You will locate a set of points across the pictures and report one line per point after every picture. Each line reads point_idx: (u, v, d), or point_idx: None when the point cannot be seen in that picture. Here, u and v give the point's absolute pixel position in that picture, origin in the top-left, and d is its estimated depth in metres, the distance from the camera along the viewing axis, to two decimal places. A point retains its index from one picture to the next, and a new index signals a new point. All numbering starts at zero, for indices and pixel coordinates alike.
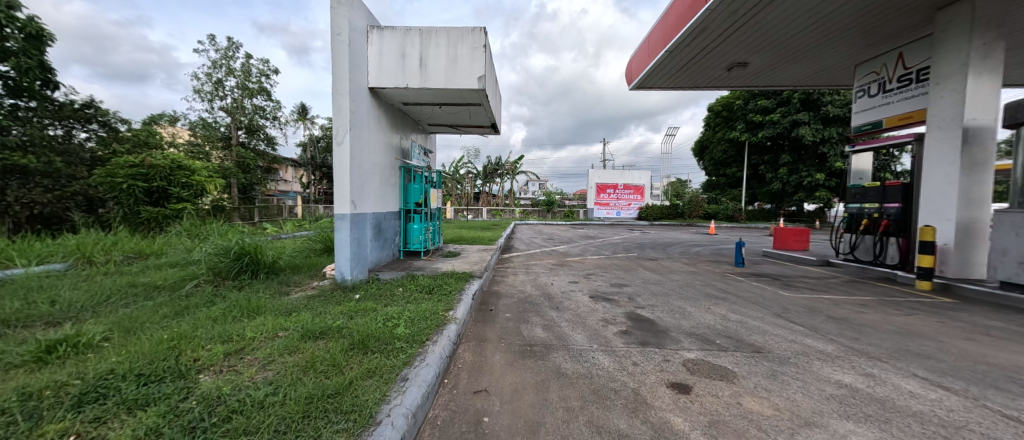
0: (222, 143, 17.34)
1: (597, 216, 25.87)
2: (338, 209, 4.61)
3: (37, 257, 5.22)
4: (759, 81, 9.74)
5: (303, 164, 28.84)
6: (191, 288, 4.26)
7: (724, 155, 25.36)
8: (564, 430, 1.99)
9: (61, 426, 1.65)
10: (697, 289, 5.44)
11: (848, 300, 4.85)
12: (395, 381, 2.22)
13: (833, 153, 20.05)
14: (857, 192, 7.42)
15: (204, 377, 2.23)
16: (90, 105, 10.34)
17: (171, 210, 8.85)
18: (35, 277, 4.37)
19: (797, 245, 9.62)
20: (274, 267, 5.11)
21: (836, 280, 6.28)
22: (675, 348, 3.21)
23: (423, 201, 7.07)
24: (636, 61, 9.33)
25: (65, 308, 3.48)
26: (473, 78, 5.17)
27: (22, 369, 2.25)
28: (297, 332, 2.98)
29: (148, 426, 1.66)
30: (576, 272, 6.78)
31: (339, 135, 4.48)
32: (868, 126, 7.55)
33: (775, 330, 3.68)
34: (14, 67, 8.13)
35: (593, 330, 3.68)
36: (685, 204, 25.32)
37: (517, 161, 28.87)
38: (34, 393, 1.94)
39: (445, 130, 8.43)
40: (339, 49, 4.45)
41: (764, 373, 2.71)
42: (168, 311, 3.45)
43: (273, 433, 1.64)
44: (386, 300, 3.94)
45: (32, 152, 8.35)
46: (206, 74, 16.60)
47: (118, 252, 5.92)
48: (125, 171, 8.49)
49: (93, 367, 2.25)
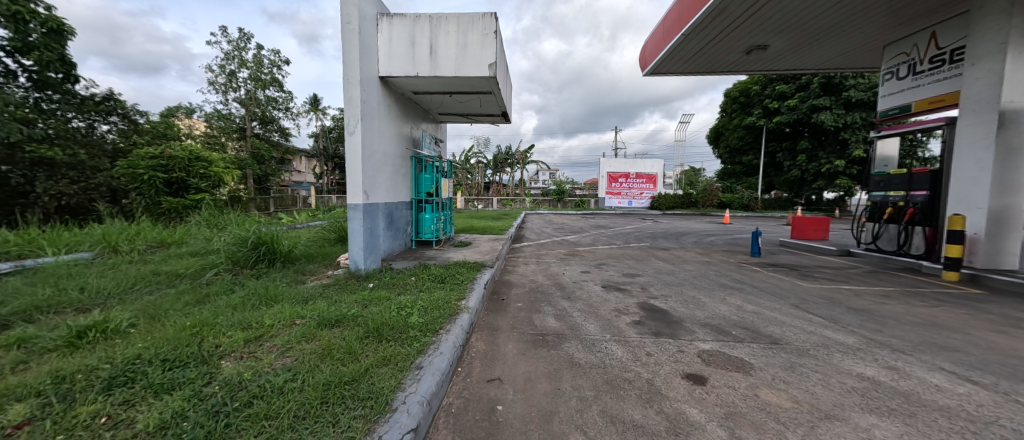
0: (237, 135, 17.58)
1: (608, 206, 25.62)
2: (351, 199, 4.62)
3: (66, 246, 5.41)
4: (778, 64, 9.36)
5: (316, 155, 29.13)
6: (211, 276, 4.34)
7: (741, 141, 24.94)
8: (578, 419, 2.00)
9: (93, 409, 1.73)
10: (712, 279, 5.35)
11: (870, 291, 4.72)
12: (409, 370, 2.25)
13: (853, 140, 19.12)
14: (882, 180, 7.16)
15: (226, 363, 2.29)
16: (111, 98, 10.55)
17: (190, 200, 9.02)
18: (65, 265, 4.53)
19: (816, 234, 9.32)
20: (290, 257, 5.18)
21: (857, 270, 6.09)
22: (690, 339, 3.16)
23: (434, 191, 7.06)
24: (648, 47, 9.13)
25: (93, 296, 3.60)
26: (483, 65, 5.05)
27: (55, 354, 2.36)
28: (314, 320, 3.02)
29: (174, 409, 1.72)
30: (588, 262, 6.71)
31: (350, 125, 4.46)
32: (895, 110, 7.18)
33: (792, 321, 3.59)
34: (37, 62, 8.36)
35: (606, 320, 3.66)
36: (698, 193, 24.90)
37: (527, 150, 28.42)
38: (67, 376, 2.03)
39: (456, 120, 8.39)
40: (349, 38, 4.40)
41: (783, 364, 2.66)
42: (190, 299, 3.55)
43: (293, 420, 1.69)
44: (399, 289, 3.99)
45: (59, 145, 8.63)
46: (219, 66, 16.75)
47: (141, 241, 6.05)
48: (146, 162, 8.66)
49: (121, 352, 2.33)
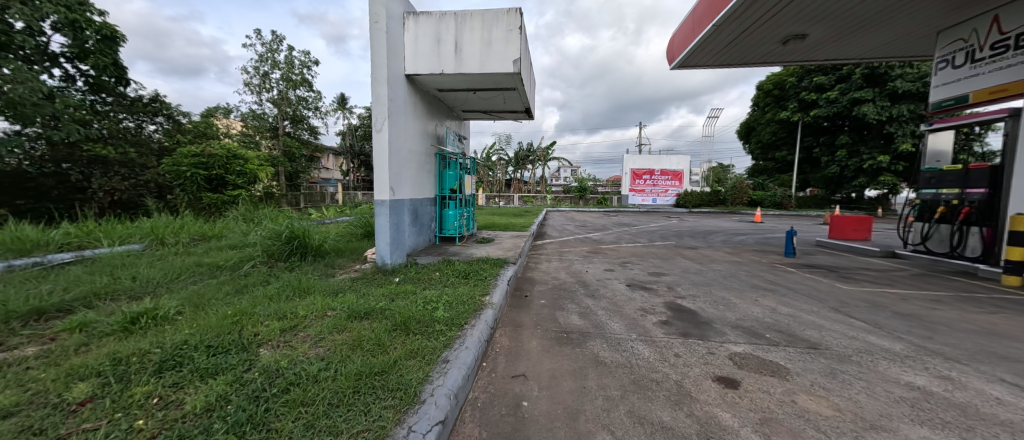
0: (270, 133, 18.35)
1: (631, 203, 25.14)
2: (378, 195, 4.74)
3: (119, 238, 5.81)
4: (817, 55, 8.85)
5: (342, 153, 30.02)
6: (249, 268, 4.57)
7: (774, 136, 23.81)
8: (605, 418, 1.97)
9: (146, 389, 1.86)
10: (742, 280, 5.16)
11: (919, 295, 4.41)
12: (436, 363, 2.28)
13: (900, 134, 17.90)
14: (933, 177, 6.68)
15: (264, 351, 2.40)
16: (157, 100, 11.22)
17: (227, 196, 9.52)
18: (119, 256, 4.89)
19: (857, 235, 8.80)
20: (320, 251, 5.37)
21: (902, 273, 5.71)
22: (720, 341, 3.06)
23: (457, 187, 7.13)
24: (677, 39, 8.84)
25: (144, 284, 3.86)
26: (507, 61, 5.03)
27: (112, 337, 2.55)
28: (344, 312, 3.12)
29: (218, 393, 1.82)
30: (611, 260, 6.61)
31: (378, 123, 4.58)
32: (949, 101, 6.62)
33: (831, 325, 3.41)
34: (93, 66, 9.06)
35: (631, 319, 3.59)
36: (726, 190, 24.03)
37: (549, 147, 28.23)
38: (123, 359, 2.19)
39: (479, 117, 8.43)
40: (377, 37, 4.50)
41: (822, 370, 2.52)
42: (230, 289, 3.75)
43: (327, 407, 1.75)
44: (424, 283, 4.06)
45: (112, 144, 9.37)
46: (254, 68, 17.49)
47: (185, 234, 6.44)
48: (189, 160, 9.19)
49: (170, 338, 2.49)
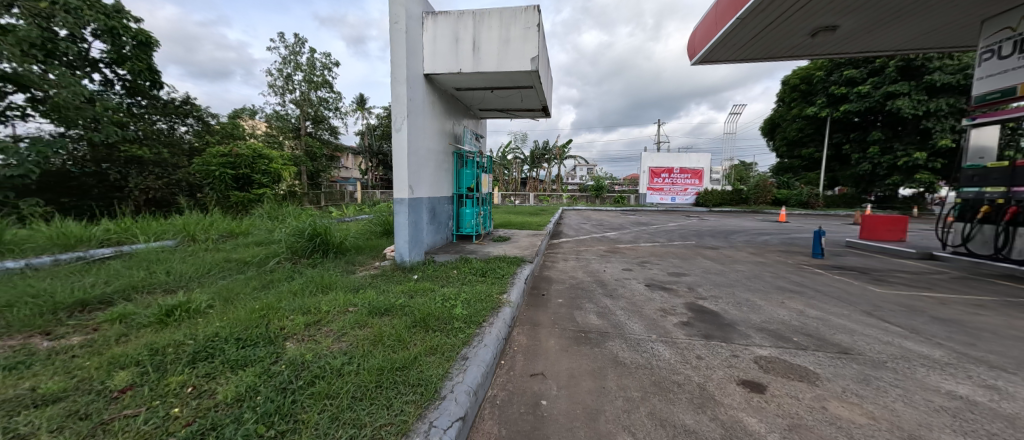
0: (293, 134, 18.91)
1: (651, 202, 24.66)
2: (397, 194, 4.82)
3: (154, 234, 6.10)
4: (847, 47, 8.47)
5: (361, 152, 30.66)
6: (274, 264, 4.73)
7: (800, 133, 22.93)
8: (625, 420, 1.94)
9: (181, 379, 1.94)
10: (767, 281, 5.00)
11: (960, 300, 4.16)
12: (455, 360, 2.30)
13: (938, 129, 16.97)
14: (976, 174, 6.31)
15: (289, 344, 2.48)
16: (188, 102, 11.74)
17: (253, 195, 9.87)
18: (154, 251, 5.15)
19: (890, 235, 8.40)
20: (341, 248, 5.50)
21: (940, 275, 5.42)
22: (745, 343, 2.97)
23: (474, 186, 7.17)
24: (698, 34, 8.62)
25: (178, 278, 4.04)
26: (525, 59, 5.02)
27: (149, 329, 2.69)
28: (365, 308, 3.19)
29: (248, 384, 1.89)
30: (629, 259, 6.52)
31: (397, 122, 4.65)
32: (993, 94, 6.20)
33: (863, 330, 3.26)
34: (130, 71, 9.50)
35: (651, 320, 3.53)
36: (749, 189, 23.42)
37: (565, 145, 28.05)
38: (160, 349, 2.29)
39: (496, 115, 8.45)
40: (397, 38, 4.56)
41: (855, 376, 2.42)
42: (257, 284, 3.89)
43: (351, 400, 1.79)
44: (442, 281, 4.10)
45: (147, 145, 9.83)
46: (277, 70, 18.05)
47: (214, 231, 6.71)
48: (218, 160, 9.57)
49: (202, 330, 2.60)
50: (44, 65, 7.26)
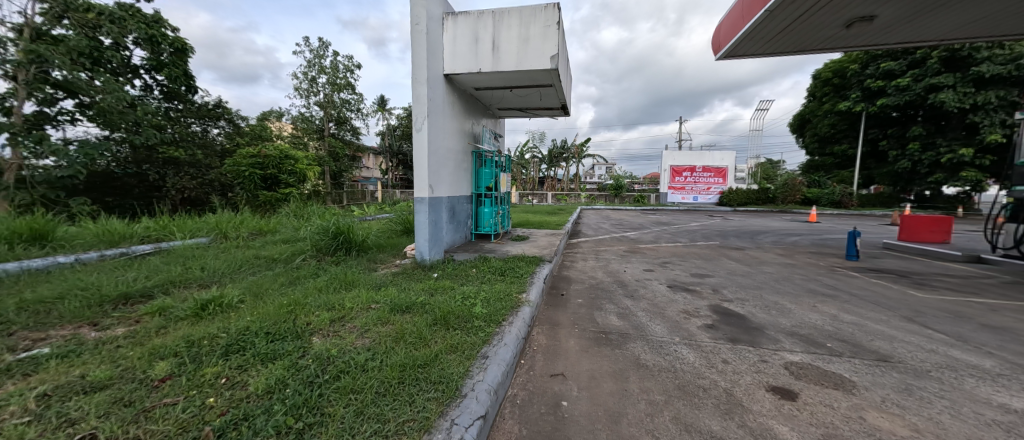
0: (317, 135, 19.48)
1: (671, 201, 24.23)
2: (417, 193, 4.90)
3: (189, 231, 6.41)
4: (886, 38, 8.00)
5: (382, 152, 31.31)
6: (300, 261, 4.88)
7: (833, 129, 21.84)
8: (648, 423, 1.90)
9: (215, 370, 2.03)
10: (797, 284, 4.79)
11: (1014, 306, 3.86)
12: (476, 358, 2.31)
13: (986, 124, 15.84)
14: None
15: (315, 339, 2.56)
16: (220, 105, 12.29)
17: (280, 194, 10.23)
18: (190, 248, 5.42)
19: (933, 236, 7.92)
20: (363, 246, 5.63)
21: (990, 280, 5.05)
22: (774, 348, 2.86)
23: (493, 185, 7.20)
24: (723, 28, 8.34)
25: (211, 274, 4.24)
26: (545, 57, 5.00)
27: (186, 322, 2.83)
28: (387, 305, 3.25)
29: (277, 376, 1.96)
30: (650, 260, 6.39)
31: (418, 123, 4.72)
32: None
33: (904, 336, 3.08)
34: (167, 77, 9.94)
35: (673, 322, 3.45)
36: (777, 187, 22.55)
37: (583, 144, 27.77)
38: (196, 341, 2.41)
39: (515, 114, 8.46)
40: (418, 39, 4.63)
41: (895, 386, 2.28)
42: (285, 280, 4.03)
43: (374, 396, 1.82)
44: (461, 279, 4.13)
45: (183, 147, 10.36)
46: (303, 73, 18.64)
47: (245, 229, 7.00)
48: (247, 161, 9.96)
49: (234, 324, 2.71)
50: (91, 73, 7.79)
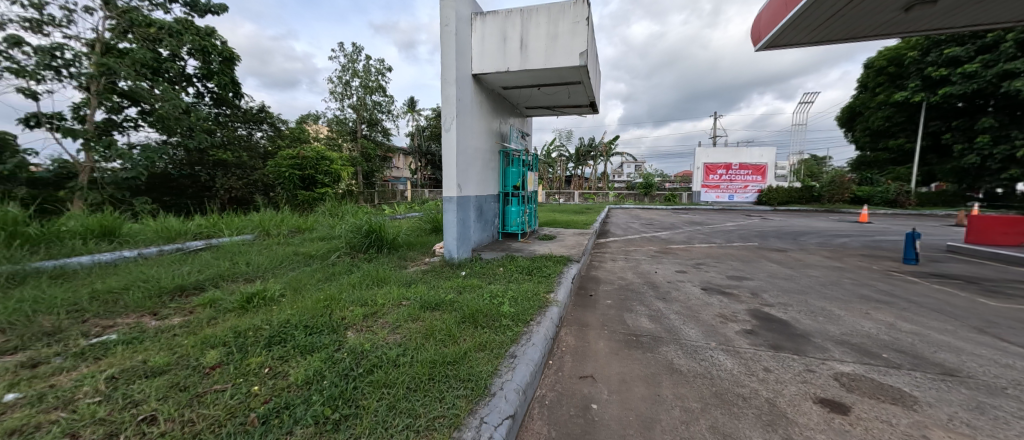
0: (350, 137, 20.29)
1: (705, 200, 23.20)
2: (446, 192, 5.00)
3: (236, 228, 6.88)
4: (954, 20, 7.23)
5: (411, 153, 32.14)
6: (335, 258, 5.12)
7: (886, 122, 20.13)
8: (683, 432, 1.83)
9: (259, 360, 2.16)
10: (846, 289, 4.46)
11: None
12: (504, 357, 2.32)
13: None
14: None
15: (350, 333, 2.66)
16: (263, 110, 13.10)
17: (317, 193, 10.75)
18: (237, 244, 5.84)
19: (1008, 239, 7.11)
20: (394, 244, 5.81)
21: None
22: (822, 357, 2.67)
23: (520, 184, 7.19)
24: (763, 17, 7.86)
25: (255, 269, 4.52)
26: (574, 54, 4.93)
27: (233, 313, 3.03)
28: (417, 302, 3.33)
29: (315, 368, 2.05)
30: (683, 261, 6.16)
31: (446, 123, 4.80)
32: None
33: (975, 349, 2.78)
34: (217, 84, 10.72)
35: (709, 326, 3.31)
36: (822, 185, 20.81)
37: (610, 142, 27.23)
38: (242, 332, 2.58)
39: (542, 113, 8.41)
40: (447, 40, 4.70)
41: (964, 403, 2.07)
42: (321, 275, 4.24)
43: (406, 391, 1.87)
44: (489, 278, 4.17)
45: (230, 149, 11.14)
46: (337, 78, 19.49)
47: (285, 227, 7.42)
48: (287, 162, 10.55)
49: (275, 316, 2.88)
50: (152, 83, 8.52)
